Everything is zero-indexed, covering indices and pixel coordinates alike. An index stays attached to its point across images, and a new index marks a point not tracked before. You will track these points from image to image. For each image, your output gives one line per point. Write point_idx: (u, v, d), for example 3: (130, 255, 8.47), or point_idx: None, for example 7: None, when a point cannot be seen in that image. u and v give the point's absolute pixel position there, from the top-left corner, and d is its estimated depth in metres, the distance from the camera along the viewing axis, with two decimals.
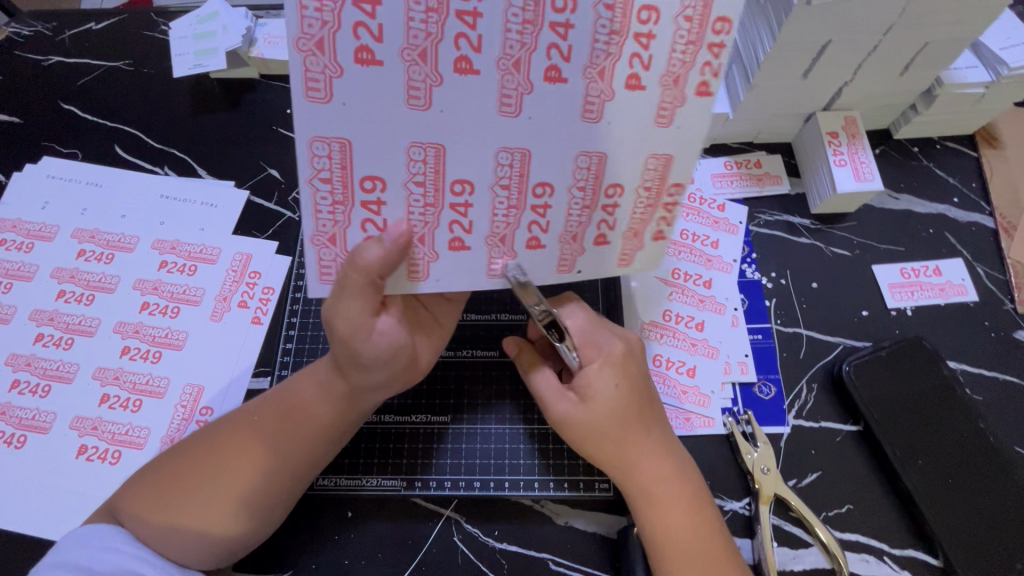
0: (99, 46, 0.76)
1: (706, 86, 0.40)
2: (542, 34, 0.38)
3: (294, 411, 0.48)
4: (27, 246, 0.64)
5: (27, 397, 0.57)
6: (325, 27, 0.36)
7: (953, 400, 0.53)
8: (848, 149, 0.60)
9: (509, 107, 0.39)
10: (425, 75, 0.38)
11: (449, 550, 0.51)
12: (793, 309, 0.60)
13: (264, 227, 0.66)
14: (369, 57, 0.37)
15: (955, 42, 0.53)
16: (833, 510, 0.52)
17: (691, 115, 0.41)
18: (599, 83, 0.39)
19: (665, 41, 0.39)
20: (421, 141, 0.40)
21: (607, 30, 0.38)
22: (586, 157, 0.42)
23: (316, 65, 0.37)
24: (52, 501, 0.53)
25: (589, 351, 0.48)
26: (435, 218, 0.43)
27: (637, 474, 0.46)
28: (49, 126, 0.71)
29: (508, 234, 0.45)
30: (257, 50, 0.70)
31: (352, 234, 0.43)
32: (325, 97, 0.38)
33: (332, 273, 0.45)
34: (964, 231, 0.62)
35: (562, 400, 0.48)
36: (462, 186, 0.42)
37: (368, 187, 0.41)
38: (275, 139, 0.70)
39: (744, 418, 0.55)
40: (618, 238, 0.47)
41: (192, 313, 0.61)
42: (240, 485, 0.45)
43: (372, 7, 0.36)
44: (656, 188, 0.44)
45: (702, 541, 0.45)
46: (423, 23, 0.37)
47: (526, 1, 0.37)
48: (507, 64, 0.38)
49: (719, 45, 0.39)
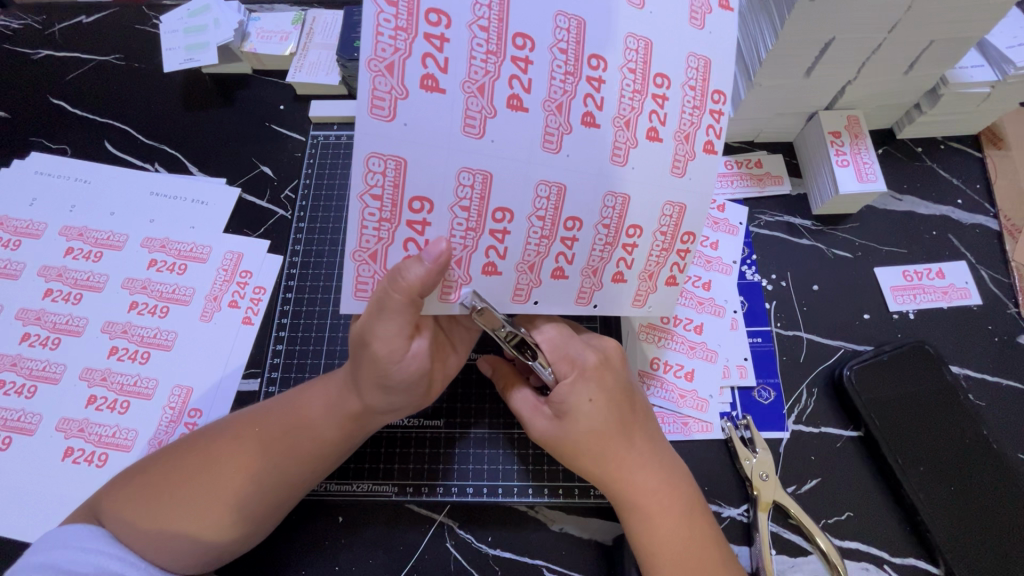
0: (89, 40, 0.74)
1: (711, 144, 0.43)
2: (580, 85, 0.40)
3: (289, 414, 0.47)
4: (14, 244, 0.63)
5: (13, 397, 0.56)
6: (396, 53, 0.37)
7: (955, 405, 0.52)
8: (850, 149, 0.59)
9: (551, 144, 0.40)
10: (481, 107, 0.39)
11: (441, 557, 0.50)
12: (793, 311, 0.59)
13: (256, 225, 0.65)
14: (433, 84, 0.38)
15: (960, 41, 0.52)
16: (832, 518, 0.51)
17: (701, 169, 0.43)
18: (626, 132, 0.41)
19: (676, 102, 0.42)
20: (472, 166, 0.39)
21: (631, 88, 0.41)
22: (612, 198, 0.42)
23: (383, 85, 0.37)
24: (37, 503, 0.52)
25: (562, 365, 0.47)
26: (473, 242, 0.42)
27: (631, 483, 0.45)
28: (38, 121, 0.70)
29: (537, 263, 0.44)
30: (250, 45, 0.69)
31: (395, 252, 0.41)
32: (388, 116, 0.37)
33: (368, 291, 0.42)
34: (968, 233, 0.61)
35: (539, 416, 0.47)
36: (503, 213, 0.41)
37: (416, 208, 0.40)
38: (268, 135, 0.69)
39: (742, 423, 0.54)
40: (635, 278, 0.46)
41: (181, 313, 0.60)
42: (230, 492, 0.44)
43: (441, 41, 0.37)
44: (670, 235, 0.45)
45: (704, 557, 0.43)
46: (483, 62, 0.38)
47: (570, 55, 0.39)
48: (551, 107, 0.40)
49: (719, 111, 0.42)
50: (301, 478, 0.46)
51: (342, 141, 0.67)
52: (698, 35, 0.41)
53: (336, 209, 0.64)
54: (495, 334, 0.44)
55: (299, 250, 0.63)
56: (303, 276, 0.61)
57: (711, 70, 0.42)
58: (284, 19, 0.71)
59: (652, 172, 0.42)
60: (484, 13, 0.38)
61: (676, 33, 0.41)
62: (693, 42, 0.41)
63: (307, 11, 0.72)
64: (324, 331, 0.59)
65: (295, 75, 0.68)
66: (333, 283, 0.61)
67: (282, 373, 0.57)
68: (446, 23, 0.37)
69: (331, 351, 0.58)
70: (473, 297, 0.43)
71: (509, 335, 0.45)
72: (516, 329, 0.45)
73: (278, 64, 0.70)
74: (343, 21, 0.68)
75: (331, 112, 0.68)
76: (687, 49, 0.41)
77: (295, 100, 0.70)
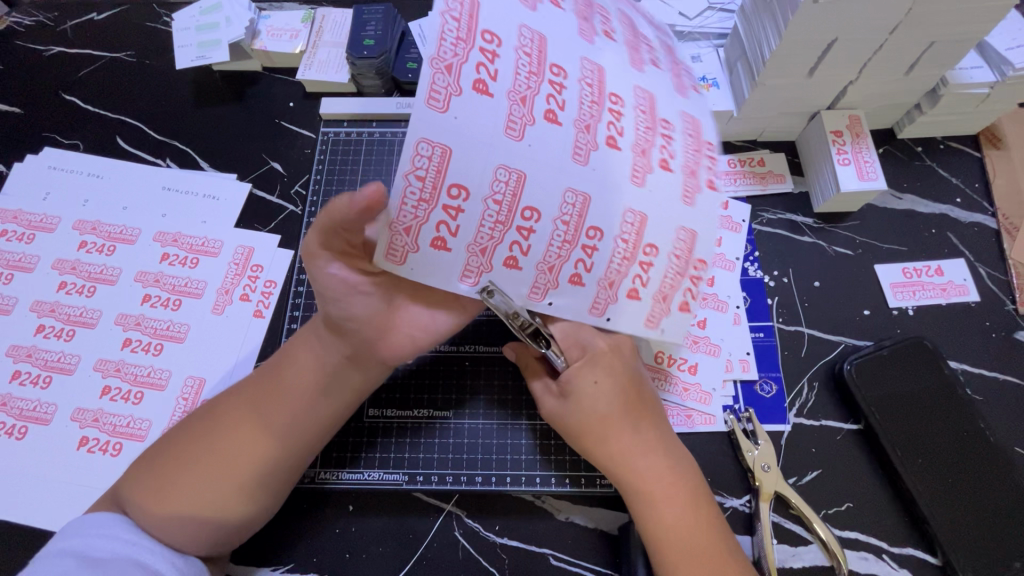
0: (100, 37, 0.75)
1: (714, 183, 0.46)
2: (603, 113, 0.41)
3: (288, 392, 0.47)
4: (28, 237, 0.64)
5: (29, 388, 0.57)
6: (456, 56, 0.36)
7: (954, 399, 0.53)
8: (852, 148, 0.60)
9: (579, 156, 0.40)
10: (522, 115, 0.38)
11: (449, 544, 0.51)
12: (795, 307, 0.60)
13: (266, 220, 0.66)
14: (483, 88, 0.37)
15: (960, 42, 0.53)
16: (832, 508, 0.53)
17: (707, 202, 0.46)
18: (642, 158, 0.43)
19: (681, 143, 0.45)
20: (510, 164, 0.39)
21: (644, 125, 0.43)
22: (632, 214, 0.43)
23: (440, 82, 0.35)
24: (52, 491, 0.54)
25: (574, 351, 0.47)
26: (500, 235, 0.41)
27: (635, 470, 0.46)
28: (50, 117, 0.71)
29: (557, 265, 0.43)
30: (260, 42, 0.70)
31: (428, 233, 0.39)
32: (441, 108, 0.36)
33: (400, 258, 0.40)
34: (967, 231, 0.63)
35: (547, 395, 0.50)
36: (531, 212, 0.40)
37: (454, 194, 0.38)
38: (277, 131, 0.70)
39: (745, 415, 0.55)
40: (649, 297, 0.46)
41: (193, 306, 0.61)
42: (240, 468, 0.45)
43: (493, 56, 0.37)
44: (684, 258, 0.46)
45: (701, 531, 0.45)
46: (526, 79, 0.38)
47: (595, 88, 0.41)
48: (580, 127, 0.40)
49: (714, 157, 0.47)
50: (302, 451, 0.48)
51: (351, 138, 0.69)
52: (685, 103, 0.47)
53: None
54: (511, 322, 0.46)
55: None
56: None
57: (701, 128, 0.47)
58: (294, 17, 0.72)
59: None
60: (526, 43, 0.39)
61: (673, 96, 0.46)
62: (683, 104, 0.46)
63: (317, 10, 0.72)
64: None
65: (305, 72, 0.69)
66: None
67: None
68: (498, 43, 0.37)
69: None
70: (491, 285, 0.42)
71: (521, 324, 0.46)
72: (530, 318, 0.46)
73: (288, 61, 0.71)
74: (353, 19, 0.69)
75: (340, 110, 0.69)
76: (681, 109, 0.46)
77: (305, 97, 0.71)
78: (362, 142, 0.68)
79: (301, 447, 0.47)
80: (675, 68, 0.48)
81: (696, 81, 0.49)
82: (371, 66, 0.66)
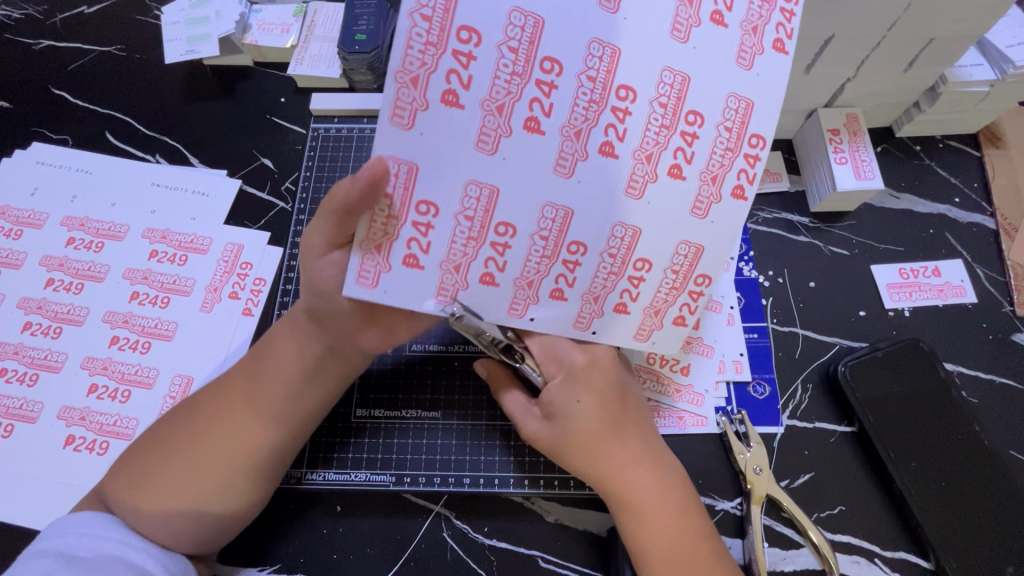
0: (91, 31, 0.74)
1: (741, 190, 0.42)
2: (604, 114, 0.40)
3: (265, 384, 0.46)
4: (16, 233, 0.63)
5: (15, 385, 0.57)
6: (423, 67, 0.37)
7: (949, 403, 0.53)
8: (849, 146, 0.59)
9: (563, 168, 0.40)
10: (496, 125, 0.39)
11: (437, 546, 0.51)
12: (789, 308, 0.59)
13: (256, 217, 0.65)
14: (453, 99, 0.38)
15: (960, 39, 0.52)
16: (825, 512, 0.52)
17: (725, 213, 0.42)
18: (645, 166, 0.41)
19: (706, 142, 0.41)
20: (480, 179, 0.39)
21: (659, 123, 0.40)
22: (622, 228, 0.42)
23: (406, 97, 0.37)
24: (38, 490, 0.53)
25: (551, 365, 0.47)
26: (473, 252, 0.41)
27: (624, 481, 0.45)
28: (39, 111, 0.70)
29: (536, 281, 0.42)
30: (251, 37, 0.69)
31: (399, 250, 0.40)
32: (407, 124, 0.38)
33: (373, 280, 0.40)
34: (965, 232, 0.62)
35: (528, 417, 0.48)
36: (505, 228, 0.41)
37: (422, 211, 0.39)
38: (267, 126, 0.69)
39: (737, 417, 0.54)
40: (639, 312, 0.45)
41: (182, 304, 0.60)
42: (219, 459, 0.45)
43: (468, 59, 0.37)
44: (682, 273, 0.43)
45: (691, 529, 0.45)
46: (507, 82, 0.38)
47: (598, 84, 0.39)
48: (570, 132, 0.40)
49: (754, 156, 0.41)
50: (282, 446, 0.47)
51: (343, 134, 0.68)
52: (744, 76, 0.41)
53: None
54: (480, 340, 0.45)
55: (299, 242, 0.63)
56: None
57: (752, 114, 0.41)
58: (286, 11, 0.71)
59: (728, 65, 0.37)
60: (516, 35, 0.38)
61: (719, 76, 0.40)
62: (735, 84, 0.40)
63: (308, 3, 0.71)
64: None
65: (296, 68, 0.68)
66: None
67: None
68: (476, 41, 0.37)
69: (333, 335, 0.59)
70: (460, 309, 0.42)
71: (492, 340, 0.45)
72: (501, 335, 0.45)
73: (279, 56, 0.70)
74: (344, 14, 0.68)
75: (331, 106, 0.68)
76: (727, 90, 0.40)
77: (296, 93, 0.70)
78: (353, 139, 0.68)
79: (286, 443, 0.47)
80: (749, 22, 0.40)
81: (780, 39, 0.40)
82: (364, 61, 0.65)
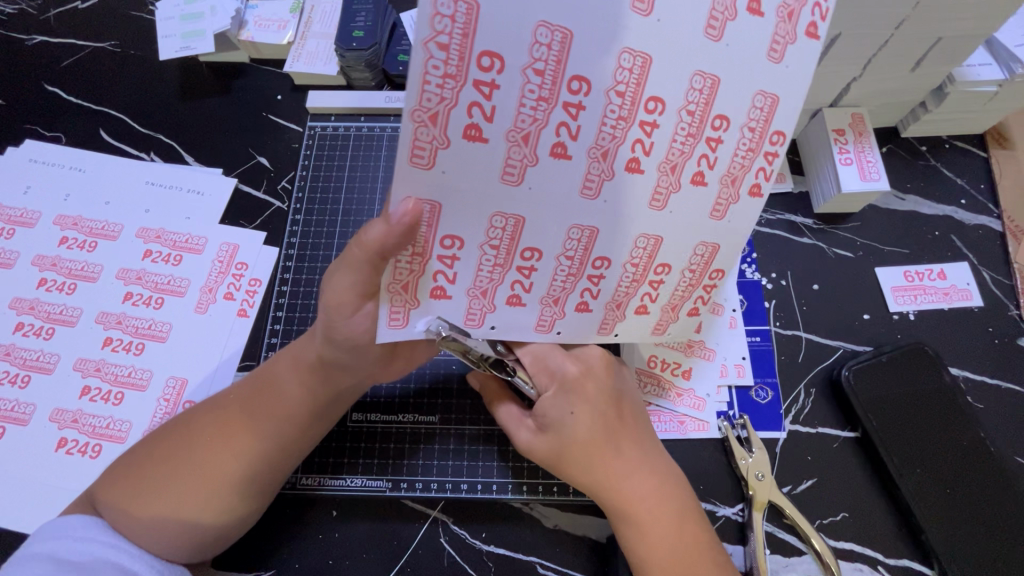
0: (85, 27, 0.73)
1: (758, 188, 0.39)
2: (631, 130, 0.36)
3: (264, 392, 0.46)
4: (8, 232, 0.62)
5: (7, 387, 0.56)
6: (442, 103, 0.32)
7: (953, 406, 0.52)
8: (854, 147, 0.58)
9: (589, 190, 0.37)
10: (522, 156, 0.35)
11: (434, 552, 0.50)
12: (792, 311, 0.58)
13: (252, 217, 0.64)
14: (477, 133, 0.33)
15: (968, 38, 0.51)
16: (827, 518, 0.51)
17: (743, 213, 0.39)
18: (670, 177, 0.37)
19: (730, 145, 0.37)
20: (505, 210, 0.36)
21: (685, 132, 0.36)
22: (644, 238, 0.39)
23: (425, 135, 0.33)
24: (29, 493, 0.52)
25: (542, 377, 0.46)
26: (499, 277, 0.40)
27: (621, 490, 0.44)
28: (33, 109, 0.69)
29: (562, 297, 0.41)
30: (247, 33, 0.68)
31: (426, 284, 0.39)
32: (427, 165, 0.34)
33: (404, 319, 0.39)
34: (971, 234, 0.61)
35: (522, 428, 0.47)
36: (531, 252, 0.39)
37: (447, 245, 0.37)
38: (264, 125, 0.68)
39: (739, 422, 0.53)
40: (658, 310, 0.44)
41: (176, 304, 0.59)
42: (219, 470, 0.44)
43: (491, 88, 0.32)
44: (699, 271, 0.42)
45: (692, 543, 0.44)
46: (533, 109, 0.34)
47: (627, 97, 0.34)
48: (596, 154, 0.36)
49: (775, 152, 0.38)
50: (283, 457, 0.46)
51: (340, 133, 0.67)
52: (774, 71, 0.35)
53: (334, 203, 0.64)
54: (468, 356, 0.44)
55: (296, 242, 0.63)
56: (299, 269, 0.61)
57: (778, 110, 0.36)
58: (282, 7, 0.69)
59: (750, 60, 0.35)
60: (542, 55, 0.32)
61: (749, 73, 0.35)
62: (763, 79, 0.35)
63: None
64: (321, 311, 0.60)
65: (293, 65, 0.67)
66: None
67: None
68: (498, 67, 0.32)
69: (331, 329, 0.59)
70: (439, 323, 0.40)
71: (480, 356, 0.44)
72: (490, 350, 0.45)
73: (276, 53, 0.69)
74: (342, 10, 0.66)
75: (328, 104, 0.67)
76: (754, 86, 0.35)
77: (293, 90, 0.69)
78: (351, 137, 0.67)
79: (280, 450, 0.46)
80: (785, 7, 0.34)
81: (815, 21, 0.34)
82: (361, 58, 0.64)
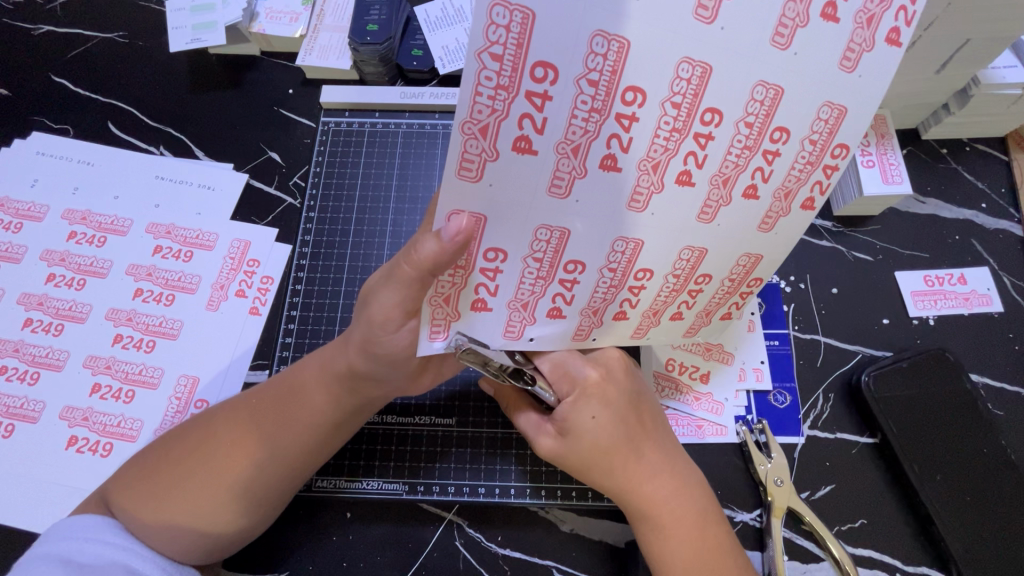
0: (93, 17, 0.72)
1: (812, 201, 0.37)
2: (685, 142, 0.34)
3: (287, 399, 0.46)
4: (15, 226, 0.61)
5: (16, 384, 0.55)
6: (493, 114, 0.31)
7: (975, 415, 0.51)
8: (877, 149, 0.58)
9: (637, 203, 0.36)
10: (572, 168, 0.34)
11: (450, 555, 0.49)
12: (811, 315, 0.58)
13: (263, 213, 0.63)
14: (527, 146, 0.33)
15: (996, 41, 0.51)
16: (845, 525, 0.51)
17: (791, 225, 0.38)
18: (720, 190, 0.36)
19: (787, 159, 0.35)
20: (551, 223, 0.36)
21: (741, 144, 0.35)
22: (689, 251, 0.39)
23: (474, 148, 0.32)
24: (39, 492, 0.52)
25: (563, 384, 0.45)
26: (542, 289, 0.39)
27: (642, 494, 0.44)
28: (39, 100, 0.68)
29: (602, 307, 0.41)
30: (258, 25, 0.66)
31: (467, 297, 0.39)
32: (475, 177, 0.33)
33: (444, 331, 0.40)
34: (992, 239, 0.60)
35: (542, 433, 0.46)
36: (575, 265, 0.38)
37: (490, 257, 0.37)
38: (274, 119, 0.67)
39: (758, 427, 0.53)
40: (692, 317, 0.44)
41: (188, 302, 0.59)
42: (239, 479, 0.43)
43: (543, 100, 0.31)
44: (738, 281, 0.42)
45: (714, 555, 0.43)
46: (585, 121, 0.33)
47: (683, 109, 0.33)
48: (647, 166, 0.35)
49: (835, 166, 0.36)
50: (304, 466, 0.46)
51: (354, 129, 0.66)
52: (845, 80, 0.33)
53: (349, 199, 0.64)
54: (488, 369, 0.43)
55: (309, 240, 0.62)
56: (313, 267, 0.61)
57: (844, 122, 0.34)
58: None
59: (811, 62, 0.32)
60: (597, 65, 0.31)
61: (810, 81, 0.33)
62: (830, 89, 0.33)
63: None
64: (336, 312, 0.59)
65: (305, 58, 0.66)
66: (344, 275, 0.61)
67: (294, 354, 0.57)
68: (552, 79, 0.31)
69: (345, 319, 0.59)
70: (460, 338, 0.40)
71: (501, 368, 0.43)
72: (509, 359, 0.44)
73: (287, 46, 0.68)
74: (356, 2, 0.65)
75: (341, 99, 0.66)
76: (811, 95, 0.33)
77: (305, 84, 0.68)
78: (364, 133, 0.66)
79: (296, 458, 0.45)
80: (865, 11, 0.31)
81: (898, 27, 0.31)
82: (375, 53, 0.63)
